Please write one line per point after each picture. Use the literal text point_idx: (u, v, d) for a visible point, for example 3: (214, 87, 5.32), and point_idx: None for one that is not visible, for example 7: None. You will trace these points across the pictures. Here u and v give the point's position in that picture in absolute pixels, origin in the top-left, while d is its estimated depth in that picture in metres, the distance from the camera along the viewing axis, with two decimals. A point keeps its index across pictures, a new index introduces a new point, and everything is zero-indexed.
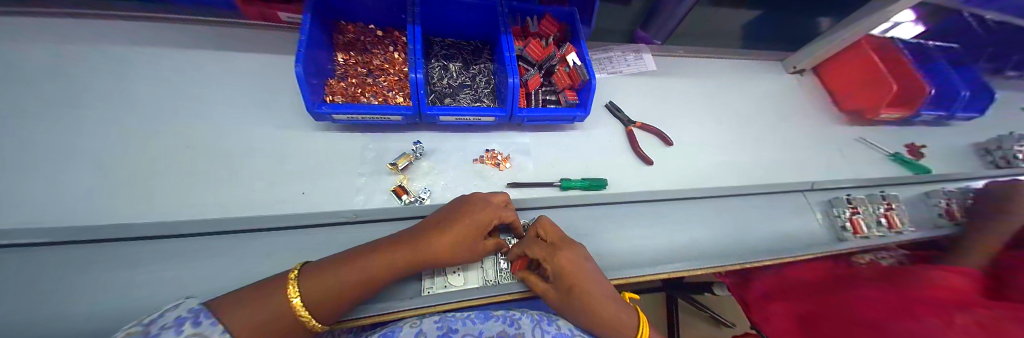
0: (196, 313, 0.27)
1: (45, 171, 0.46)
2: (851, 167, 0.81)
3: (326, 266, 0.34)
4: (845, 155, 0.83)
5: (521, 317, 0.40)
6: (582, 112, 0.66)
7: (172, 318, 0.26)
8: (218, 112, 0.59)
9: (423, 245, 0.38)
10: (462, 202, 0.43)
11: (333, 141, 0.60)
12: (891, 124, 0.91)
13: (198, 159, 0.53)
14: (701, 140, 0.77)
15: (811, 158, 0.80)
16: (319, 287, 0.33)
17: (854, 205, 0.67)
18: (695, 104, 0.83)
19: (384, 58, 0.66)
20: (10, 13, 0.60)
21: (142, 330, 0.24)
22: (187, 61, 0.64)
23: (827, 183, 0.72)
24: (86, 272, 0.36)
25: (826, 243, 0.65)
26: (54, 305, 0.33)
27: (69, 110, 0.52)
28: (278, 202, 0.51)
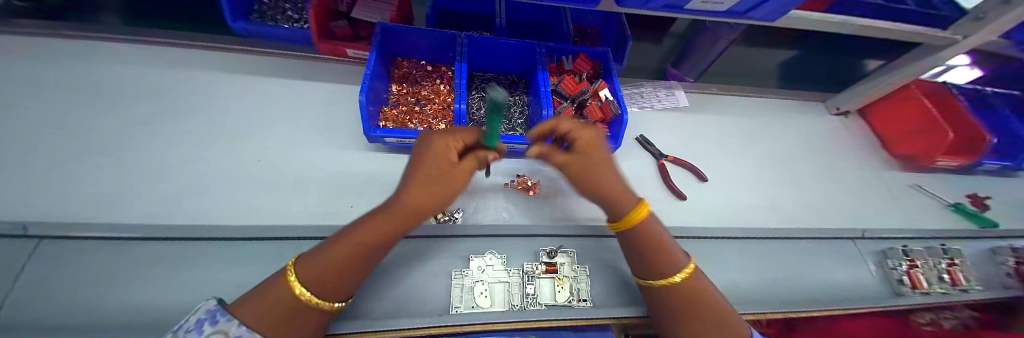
0: (210, 314, 0.33)
1: (161, 174, 0.58)
2: (907, 217, 0.74)
3: (317, 251, 0.39)
4: (900, 203, 0.76)
5: None
6: (611, 144, 0.70)
7: (195, 319, 0.32)
8: (290, 132, 0.70)
9: (408, 199, 0.44)
10: (420, 157, 0.48)
11: (382, 162, 0.68)
12: (953, 172, 0.83)
13: (272, 172, 0.63)
14: (734, 178, 0.76)
15: (859, 205, 0.75)
16: (317, 272, 0.37)
17: (912, 258, 0.62)
18: (728, 141, 0.82)
19: (431, 89, 0.75)
20: (152, 48, 0.77)
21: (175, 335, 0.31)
22: (270, 88, 0.76)
23: (878, 231, 0.67)
24: (181, 261, 0.44)
25: (878, 297, 0.60)
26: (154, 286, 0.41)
27: (182, 126, 0.66)
28: (333, 213, 0.59)
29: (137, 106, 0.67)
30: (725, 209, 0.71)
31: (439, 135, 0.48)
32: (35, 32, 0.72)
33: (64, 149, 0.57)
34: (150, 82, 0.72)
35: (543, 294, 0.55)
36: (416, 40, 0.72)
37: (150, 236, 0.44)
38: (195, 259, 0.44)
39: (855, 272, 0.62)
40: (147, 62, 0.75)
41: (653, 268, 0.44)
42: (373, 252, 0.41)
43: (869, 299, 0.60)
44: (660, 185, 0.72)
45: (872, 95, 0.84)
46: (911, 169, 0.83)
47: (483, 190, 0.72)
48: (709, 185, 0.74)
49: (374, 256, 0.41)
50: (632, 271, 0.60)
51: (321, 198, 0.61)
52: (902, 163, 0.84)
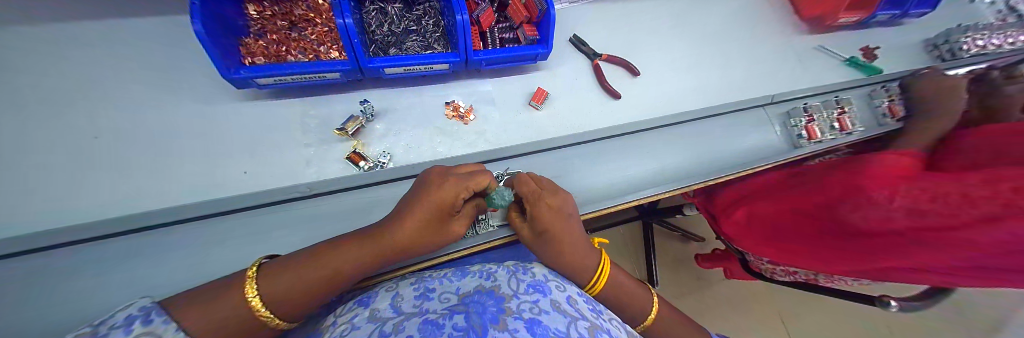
0: (146, 313, 0.26)
1: None
2: (810, 77, 0.81)
3: (286, 266, 0.35)
4: (806, 66, 0.83)
5: (498, 270, 0.40)
6: (543, 49, 0.61)
7: (120, 317, 0.25)
8: (123, 93, 0.52)
9: (386, 238, 0.37)
10: (423, 183, 0.40)
11: (270, 112, 0.55)
12: (850, 29, 0.90)
13: (117, 150, 0.48)
14: (667, 68, 0.75)
15: (774, 74, 0.80)
16: (281, 288, 0.33)
17: (809, 114, 0.69)
18: (660, 28, 0.79)
19: (307, 6, 0.58)
20: None
21: (90, 331, 0.23)
22: (60, 36, 0.53)
23: (786, 95, 0.74)
24: (45, 279, 0.37)
25: (782, 153, 0.69)
26: (23, 309, 0.36)
27: None
28: (221, 184, 0.49)
29: None
30: (658, 99, 0.71)
31: (453, 180, 0.39)
32: None
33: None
34: None
35: (495, 217, 0.53)
36: None
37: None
38: (75, 267, 0.39)
39: (763, 136, 0.71)
40: None
41: (567, 271, 0.45)
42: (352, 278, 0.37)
43: (774, 155, 0.69)
44: (597, 88, 0.70)
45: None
46: (821, 32, 0.88)
47: (409, 124, 0.60)
48: (644, 79, 0.73)
49: (344, 284, 0.37)
50: (586, 176, 0.59)
51: (203, 169, 0.49)
52: (813, 27, 0.88)
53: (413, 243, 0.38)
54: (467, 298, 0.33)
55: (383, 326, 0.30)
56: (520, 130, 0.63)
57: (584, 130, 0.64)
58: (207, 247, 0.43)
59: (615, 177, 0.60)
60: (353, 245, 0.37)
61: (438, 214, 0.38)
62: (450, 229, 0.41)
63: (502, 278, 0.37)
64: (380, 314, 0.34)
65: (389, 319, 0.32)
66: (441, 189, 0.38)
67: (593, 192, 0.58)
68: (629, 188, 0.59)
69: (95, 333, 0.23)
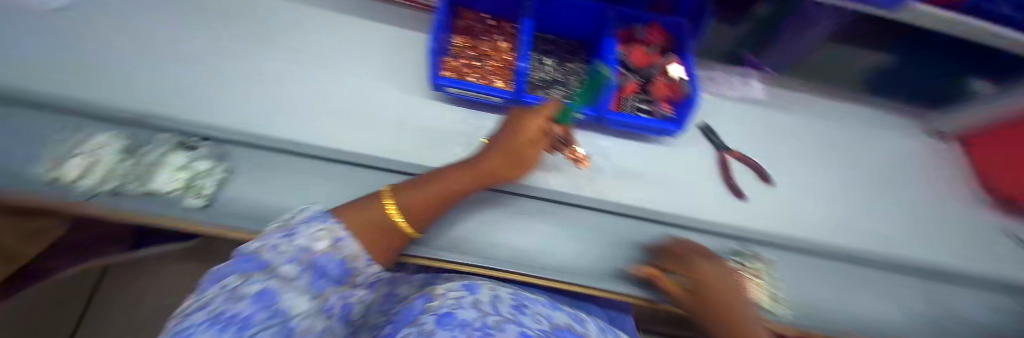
0: (321, 217, 0.41)
1: (246, 91, 0.64)
2: (981, 259, 0.69)
3: (407, 189, 0.47)
4: (975, 245, 0.71)
5: (588, 319, 0.43)
6: (675, 127, 0.64)
7: (309, 218, 0.41)
8: (354, 70, 0.72)
9: (479, 163, 0.49)
10: (512, 119, 0.54)
11: (442, 112, 0.71)
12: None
13: (336, 104, 0.67)
14: (799, 187, 0.71)
15: (932, 238, 0.70)
16: (411, 201, 0.45)
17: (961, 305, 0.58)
18: (801, 149, 0.77)
19: (491, 46, 0.76)
20: None
21: (288, 225, 0.40)
22: (337, 26, 0.79)
23: (950, 269, 0.63)
24: (283, 175, 0.55)
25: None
26: (268, 190, 0.53)
27: (263, 49, 0.70)
28: (389, 150, 0.63)
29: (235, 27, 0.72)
30: (786, 215, 0.66)
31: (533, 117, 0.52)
32: None
33: (186, 68, 0.65)
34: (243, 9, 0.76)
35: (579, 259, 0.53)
36: None
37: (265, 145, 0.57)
38: (299, 174, 0.55)
39: (918, 308, 0.59)
40: None
41: None
42: (452, 201, 0.48)
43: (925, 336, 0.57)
44: (721, 181, 0.68)
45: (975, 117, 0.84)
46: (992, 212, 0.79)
47: None
48: (772, 188, 0.70)
49: (448, 202, 0.48)
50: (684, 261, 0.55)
51: (387, 136, 0.66)
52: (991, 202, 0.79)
53: (502, 166, 0.49)
54: (558, 332, 0.34)
55: (483, 319, 0.34)
56: (630, 192, 0.65)
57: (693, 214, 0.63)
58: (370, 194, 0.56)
59: None
60: (458, 171, 0.49)
61: (518, 142, 0.50)
62: (527, 159, 0.52)
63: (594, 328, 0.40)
64: (482, 306, 0.38)
65: (487, 315, 0.35)
66: (527, 123, 0.52)
67: None
68: None
69: (292, 226, 0.40)
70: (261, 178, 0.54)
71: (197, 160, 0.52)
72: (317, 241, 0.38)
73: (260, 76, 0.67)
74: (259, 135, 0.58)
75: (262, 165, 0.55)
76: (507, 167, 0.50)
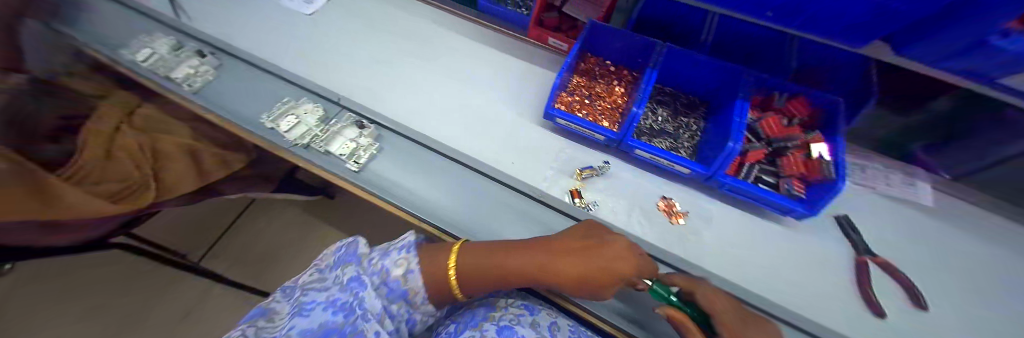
0: (406, 245, 0.54)
1: (400, 91, 0.81)
2: None
3: (475, 249, 0.51)
4: None
5: None
6: (803, 209, 0.58)
7: (401, 242, 0.55)
8: (482, 86, 0.84)
9: (548, 262, 0.47)
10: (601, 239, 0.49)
11: (548, 140, 0.78)
12: None
13: (463, 114, 0.79)
14: (978, 328, 0.54)
15: None
16: (472, 267, 0.49)
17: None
18: (976, 278, 0.61)
19: (606, 89, 0.82)
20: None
21: (386, 247, 0.57)
22: (477, 45, 0.91)
23: None
24: (412, 161, 0.67)
25: None
26: (399, 170, 0.65)
27: (420, 58, 0.88)
28: (497, 162, 0.73)
29: (406, 38, 0.92)
30: None
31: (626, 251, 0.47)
32: None
33: (370, 67, 0.85)
34: (413, 23, 0.95)
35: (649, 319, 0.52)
36: (616, 43, 0.80)
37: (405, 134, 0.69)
38: (423, 163, 0.67)
39: None
40: (413, 8, 0.99)
41: None
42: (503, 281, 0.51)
43: None
44: (850, 288, 0.58)
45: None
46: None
47: (624, 193, 0.72)
48: (932, 316, 0.55)
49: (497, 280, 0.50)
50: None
51: (496, 150, 0.75)
52: None
53: (566, 279, 0.47)
54: None
55: None
56: (724, 262, 0.61)
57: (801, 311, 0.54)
58: (474, 194, 0.64)
59: None
60: (522, 256, 0.49)
61: (593, 268, 0.46)
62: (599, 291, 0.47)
63: None
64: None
65: None
66: (616, 257, 0.46)
67: None
68: None
69: (387, 248, 0.56)
70: (397, 159, 0.67)
71: (360, 136, 0.67)
72: (399, 265, 0.52)
73: (414, 80, 0.83)
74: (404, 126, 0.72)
75: (398, 149, 0.68)
76: (555, 275, 0.47)
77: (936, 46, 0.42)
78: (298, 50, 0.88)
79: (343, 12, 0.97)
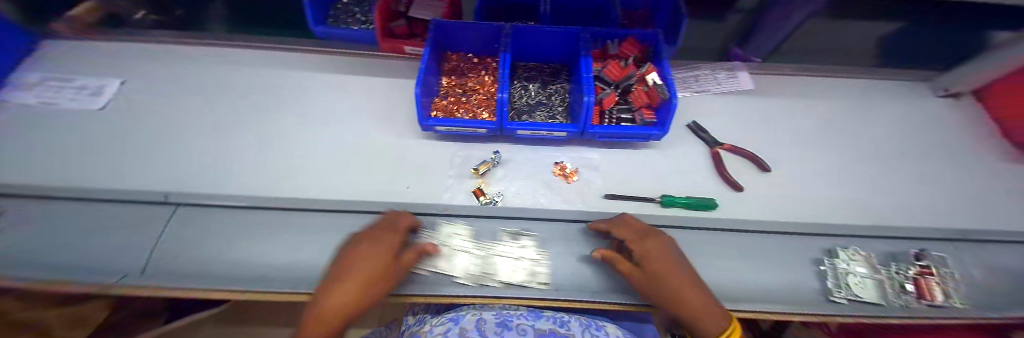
0: None
1: (252, 158, 0.70)
2: (990, 217, 0.69)
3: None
4: (978, 204, 0.71)
5: (570, 320, 0.49)
6: (658, 131, 0.65)
7: None
8: (349, 121, 0.77)
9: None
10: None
11: (437, 150, 0.74)
12: None
13: (337, 158, 0.71)
14: (798, 168, 0.71)
15: (932, 202, 0.70)
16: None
17: (925, 265, 0.56)
18: (797, 132, 0.77)
19: (477, 81, 0.80)
20: (251, 47, 0.90)
21: None
22: (331, 81, 0.83)
23: (953, 234, 0.62)
24: (274, 231, 0.55)
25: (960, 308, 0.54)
26: (257, 250, 0.53)
27: (268, 116, 0.77)
28: (389, 192, 0.67)
29: (244, 99, 0.80)
30: (786, 201, 0.66)
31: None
32: (171, 41, 0.91)
33: (208, 145, 0.72)
34: (248, 81, 0.83)
35: (573, 277, 0.53)
36: (467, 36, 0.78)
37: (259, 205, 0.57)
38: (296, 226, 0.56)
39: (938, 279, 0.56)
40: (248, 63, 0.87)
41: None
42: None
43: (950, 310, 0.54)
44: (714, 178, 0.69)
45: (991, 73, 0.83)
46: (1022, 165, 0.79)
47: (523, 172, 0.72)
48: (774, 177, 0.69)
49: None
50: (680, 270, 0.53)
51: (387, 181, 0.68)
52: None
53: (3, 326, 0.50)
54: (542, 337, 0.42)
55: None
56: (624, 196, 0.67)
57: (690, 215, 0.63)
58: None
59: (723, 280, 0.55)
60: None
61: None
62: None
63: (574, 328, 0.46)
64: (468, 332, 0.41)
65: None
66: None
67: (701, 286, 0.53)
68: (743, 296, 0.53)
69: None
70: (254, 236, 0.55)
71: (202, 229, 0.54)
72: None
73: (267, 141, 0.73)
74: (261, 196, 0.61)
75: (254, 224, 0.56)
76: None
77: None
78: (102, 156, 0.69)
79: (161, 94, 0.80)
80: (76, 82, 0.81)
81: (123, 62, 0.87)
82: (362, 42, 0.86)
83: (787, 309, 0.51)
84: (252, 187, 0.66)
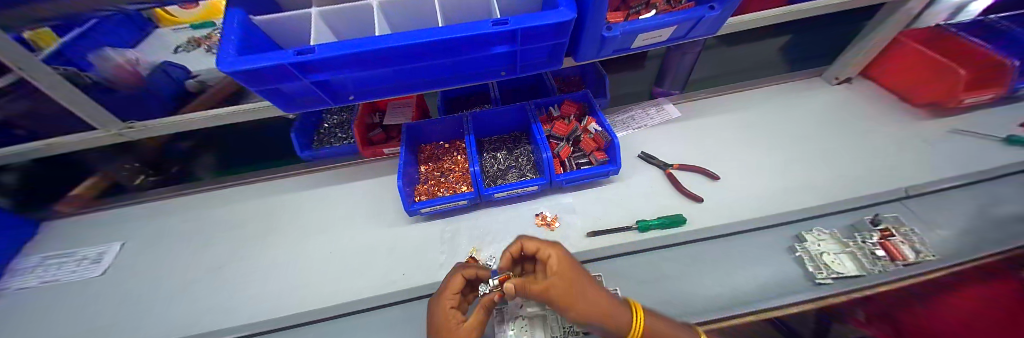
0: None
1: (253, 286, 0.73)
2: (917, 169, 0.78)
3: None
4: (904, 161, 0.81)
5: None
6: (613, 166, 0.76)
7: None
8: (341, 225, 0.83)
9: None
10: None
11: (428, 230, 0.79)
12: (945, 115, 0.93)
13: (333, 262, 0.75)
14: (743, 170, 0.80)
15: (866, 169, 0.79)
16: None
17: (884, 228, 0.61)
18: (731, 138, 0.89)
19: (452, 160, 0.90)
20: (244, 179, 1.00)
21: None
22: (320, 194, 0.92)
23: (891, 194, 0.70)
24: None
25: (931, 259, 0.58)
26: None
27: (263, 240, 0.82)
28: (387, 283, 0.69)
29: (239, 232, 0.86)
30: (742, 200, 0.74)
31: None
32: (162, 194, 0.98)
33: (208, 284, 0.75)
34: (242, 213, 0.90)
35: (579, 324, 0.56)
36: (434, 127, 0.91)
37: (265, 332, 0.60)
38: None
39: (900, 234, 0.61)
40: (243, 195, 0.96)
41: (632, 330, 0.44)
42: None
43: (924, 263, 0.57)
44: (675, 194, 0.77)
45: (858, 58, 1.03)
46: (926, 119, 0.92)
47: (510, 231, 0.77)
48: (725, 181, 0.78)
49: None
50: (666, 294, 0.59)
51: (385, 272, 0.71)
52: (930, 111, 0.94)
53: None
54: None
55: None
56: (604, 232, 0.73)
57: (664, 235, 0.69)
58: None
59: (713, 288, 0.59)
60: None
61: None
62: None
63: None
64: None
65: None
66: None
67: (696, 300, 0.57)
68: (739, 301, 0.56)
69: None
70: None
71: None
72: None
73: (265, 265, 0.77)
74: (263, 322, 0.63)
75: None
76: None
77: (590, 43, 0.63)
78: (111, 321, 0.71)
79: (163, 244, 0.86)
80: (80, 254, 0.86)
81: (125, 223, 0.93)
82: (345, 154, 0.97)
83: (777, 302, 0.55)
84: (255, 314, 0.68)
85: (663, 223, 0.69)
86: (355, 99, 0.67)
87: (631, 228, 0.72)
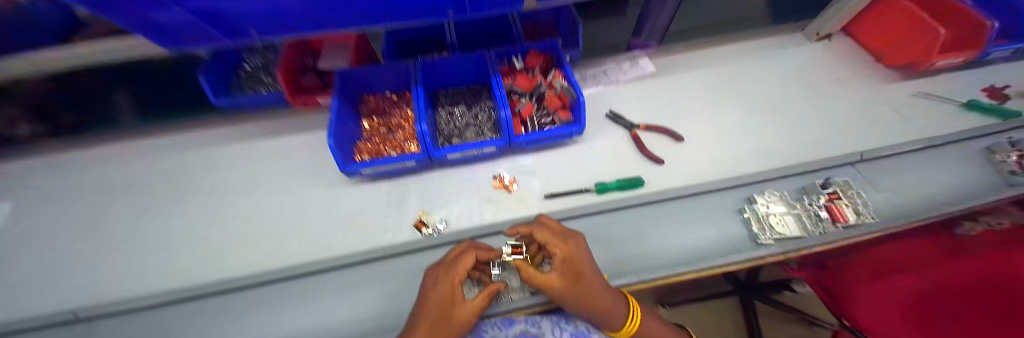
0: None
1: (170, 250, 0.65)
2: (875, 133, 0.78)
3: None
4: (865, 124, 0.80)
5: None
6: (577, 127, 0.69)
7: None
8: (274, 185, 0.74)
9: None
10: None
11: (373, 192, 0.73)
12: (912, 80, 0.92)
13: (263, 225, 0.68)
14: (707, 132, 0.78)
15: (826, 132, 0.78)
16: None
17: (832, 192, 0.61)
18: (702, 98, 0.84)
19: (401, 116, 0.81)
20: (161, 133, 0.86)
21: None
22: (251, 150, 0.82)
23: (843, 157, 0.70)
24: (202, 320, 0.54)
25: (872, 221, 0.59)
26: None
27: (182, 202, 0.73)
28: (324, 248, 0.64)
29: (155, 192, 0.76)
30: (702, 162, 0.72)
31: None
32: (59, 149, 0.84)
33: (116, 249, 0.66)
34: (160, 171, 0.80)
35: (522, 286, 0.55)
36: (379, 76, 0.79)
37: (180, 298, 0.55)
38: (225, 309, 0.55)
39: (844, 198, 0.61)
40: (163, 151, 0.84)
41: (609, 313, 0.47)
42: None
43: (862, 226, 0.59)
44: (636, 156, 0.74)
45: None
46: (896, 82, 0.91)
47: (464, 193, 0.73)
48: (689, 143, 0.76)
49: None
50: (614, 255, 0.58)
51: (322, 236, 0.66)
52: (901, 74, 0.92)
53: None
54: None
55: None
56: (561, 192, 0.70)
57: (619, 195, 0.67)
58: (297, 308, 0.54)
59: (660, 250, 0.58)
60: None
61: None
62: None
63: None
64: None
65: None
66: None
67: (641, 260, 0.57)
68: (680, 260, 0.57)
69: None
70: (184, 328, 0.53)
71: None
72: None
73: (184, 229, 0.69)
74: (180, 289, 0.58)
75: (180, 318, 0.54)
76: None
77: None
78: None
79: (64, 205, 0.75)
80: None
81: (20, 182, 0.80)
82: (274, 103, 0.85)
83: (722, 262, 0.54)
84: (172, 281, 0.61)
85: (619, 185, 0.67)
86: (260, 36, 0.52)
87: (590, 189, 0.68)
